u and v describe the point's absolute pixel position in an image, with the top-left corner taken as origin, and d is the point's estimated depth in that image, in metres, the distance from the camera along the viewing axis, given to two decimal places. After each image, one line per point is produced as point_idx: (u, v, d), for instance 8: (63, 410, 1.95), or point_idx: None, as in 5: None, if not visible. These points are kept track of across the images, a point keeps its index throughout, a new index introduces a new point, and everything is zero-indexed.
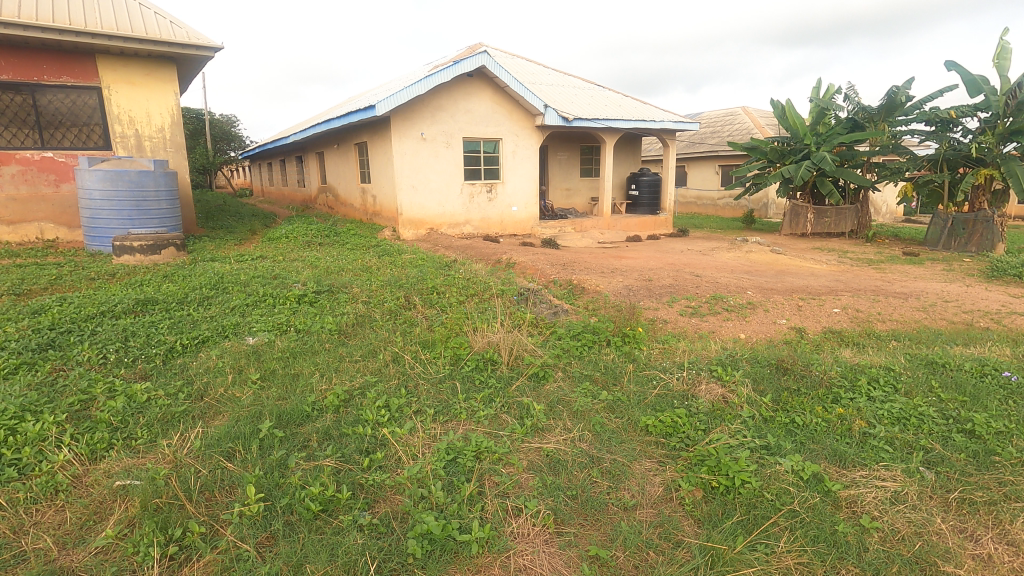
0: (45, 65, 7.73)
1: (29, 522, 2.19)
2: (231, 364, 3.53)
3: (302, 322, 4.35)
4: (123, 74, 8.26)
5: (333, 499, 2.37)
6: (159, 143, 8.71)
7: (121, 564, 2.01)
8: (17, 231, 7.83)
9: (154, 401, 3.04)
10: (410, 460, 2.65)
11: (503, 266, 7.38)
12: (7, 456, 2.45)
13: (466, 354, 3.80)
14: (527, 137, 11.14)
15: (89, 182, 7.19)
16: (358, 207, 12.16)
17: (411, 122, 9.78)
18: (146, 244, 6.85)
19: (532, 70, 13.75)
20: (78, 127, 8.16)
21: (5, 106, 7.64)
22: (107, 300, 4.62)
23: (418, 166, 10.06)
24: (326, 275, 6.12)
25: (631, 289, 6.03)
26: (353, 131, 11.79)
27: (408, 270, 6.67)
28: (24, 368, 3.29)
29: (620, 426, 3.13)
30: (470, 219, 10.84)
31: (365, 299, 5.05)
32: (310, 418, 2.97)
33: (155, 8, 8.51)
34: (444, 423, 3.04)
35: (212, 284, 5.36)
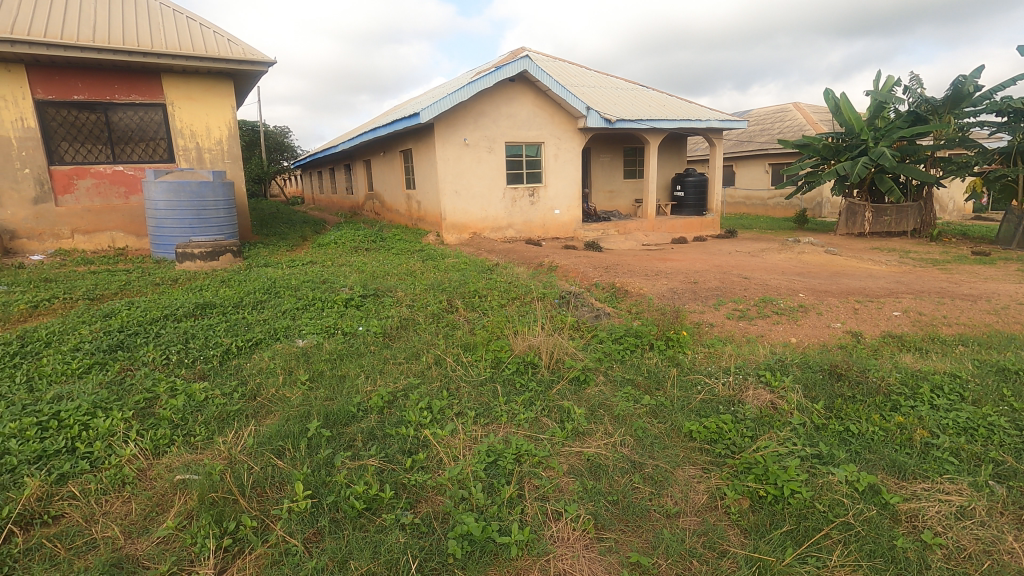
0: (116, 84, 8.28)
1: (99, 511, 2.34)
2: (282, 365, 3.68)
3: (348, 325, 4.48)
4: (184, 91, 8.74)
5: (376, 498, 2.43)
6: (217, 155, 9.16)
7: (180, 554, 2.12)
8: (92, 240, 8.38)
9: (210, 400, 3.19)
10: (451, 461, 2.69)
11: (545, 270, 7.38)
12: (81, 450, 2.64)
13: (507, 357, 3.83)
14: (569, 139, 11.10)
15: (155, 193, 7.64)
16: (404, 212, 12.42)
17: (454, 127, 9.92)
18: (206, 251, 7.18)
19: (573, 73, 13.71)
20: (145, 142, 8.68)
21: (81, 124, 8.24)
22: (170, 304, 4.89)
23: (461, 171, 10.18)
24: (372, 279, 6.28)
25: (675, 292, 5.92)
26: (398, 138, 12.05)
27: (451, 273, 6.76)
28: (98, 367, 3.53)
29: (663, 431, 3.08)
30: (513, 222, 10.88)
31: (409, 303, 5.16)
32: (355, 419, 3.05)
33: (214, 27, 8.97)
34: (485, 425, 3.07)
35: (265, 288, 5.60)
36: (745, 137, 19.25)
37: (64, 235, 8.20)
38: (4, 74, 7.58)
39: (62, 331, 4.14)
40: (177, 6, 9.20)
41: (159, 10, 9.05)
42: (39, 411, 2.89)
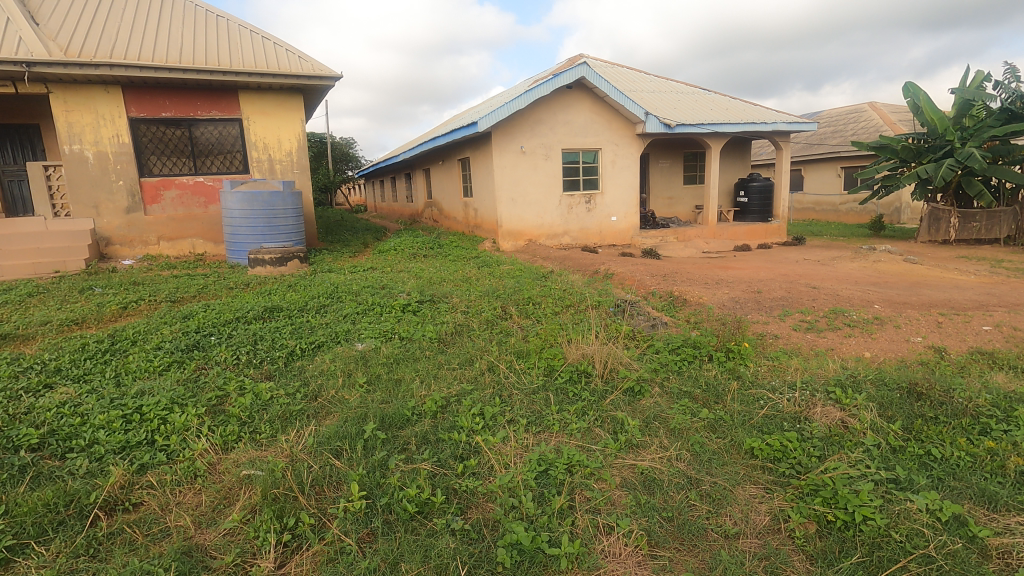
0: (198, 102, 8.90)
1: (173, 501, 2.50)
2: (342, 367, 3.80)
3: (405, 330, 4.59)
4: (259, 106, 9.27)
5: (428, 502, 2.46)
6: (287, 166, 9.64)
7: (244, 547, 2.23)
8: (175, 246, 9.03)
9: (275, 399, 3.34)
10: (502, 468, 2.69)
11: (601, 277, 7.29)
12: (159, 443, 2.82)
13: (560, 365, 3.79)
14: (627, 145, 10.95)
15: (231, 203, 8.13)
16: (461, 220, 12.63)
17: (511, 135, 10.00)
18: (275, 257, 7.57)
19: (632, 78, 13.52)
20: (223, 155, 9.26)
21: (168, 139, 8.91)
22: (241, 307, 5.17)
23: (518, 179, 10.23)
24: (429, 285, 6.41)
25: (737, 301, 5.69)
26: (456, 147, 12.28)
27: (506, 280, 6.81)
28: (176, 365, 3.77)
29: (722, 447, 2.96)
30: (568, 229, 10.82)
31: (464, 309, 5.22)
32: (409, 422, 3.11)
33: (286, 45, 9.50)
34: (537, 434, 3.05)
35: (329, 293, 5.83)
36: (815, 139, 18.33)
37: (151, 242, 8.86)
38: (103, 95, 8.31)
39: (147, 331, 4.46)
40: (253, 27, 9.81)
41: (237, 31, 9.69)
42: (124, 405, 3.13)
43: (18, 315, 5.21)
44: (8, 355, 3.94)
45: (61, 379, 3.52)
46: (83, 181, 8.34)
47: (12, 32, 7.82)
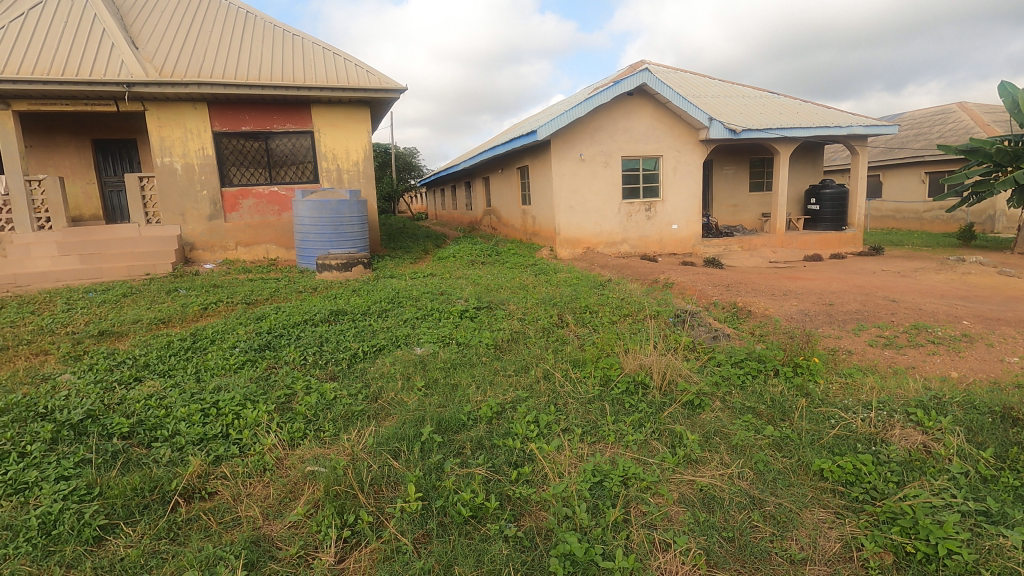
0: (274, 116, 9.44)
1: (244, 492, 2.64)
2: (402, 370, 3.91)
3: (462, 335, 4.66)
4: (329, 119, 9.73)
5: (482, 507, 2.48)
6: (354, 175, 10.05)
7: (307, 540, 2.33)
8: (251, 251, 9.60)
9: (339, 399, 3.48)
10: (556, 477, 2.68)
11: (660, 287, 7.13)
12: (233, 436, 3.00)
13: (616, 375, 3.73)
14: (689, 152, 10.69)
15: (302, 211, 8.56)
16: (519, 227, 12.71)
17: (570, 143, 9.98)
18: (341, 263, 7.90)
19: (696, 83, 13.20)
20: (296, 165, 9.78)
21: (247, 151, 9.50)
22: (309, 310, 5.43)
23: (577, 186, 10.19)
24: (487, 292, 6.49)
25: (807, 314, 5.41)
26: (516, 156, 12.39)
27: (563, 288, 6.79)
28: (249, 364, 4.00)
29: (788, 467, 2.82)
30: (627, 237, 10.66)
31: (520, 316, 5.24)
32: (465, 427, 3.15)
33: (356, 60, 9.95)
34: (592, 444, 3.02)
35: (390, 298, 6.02)
36: (896, 143, 17.20)
37: (230, 247, 9.46)
38: (191, 111, 8.98)
39: (224, 331, 4.77)
40: (326, 44, 10.33)
41: (311, 48, 10.24)
42: (203, 399, 3.35)
43: (114, 313, 5.69)
44: (105, 350, 4.32)
45: (149, 373, 3.81)
46: (171, 190, 9.03)
47: (115, 56, 8.62)
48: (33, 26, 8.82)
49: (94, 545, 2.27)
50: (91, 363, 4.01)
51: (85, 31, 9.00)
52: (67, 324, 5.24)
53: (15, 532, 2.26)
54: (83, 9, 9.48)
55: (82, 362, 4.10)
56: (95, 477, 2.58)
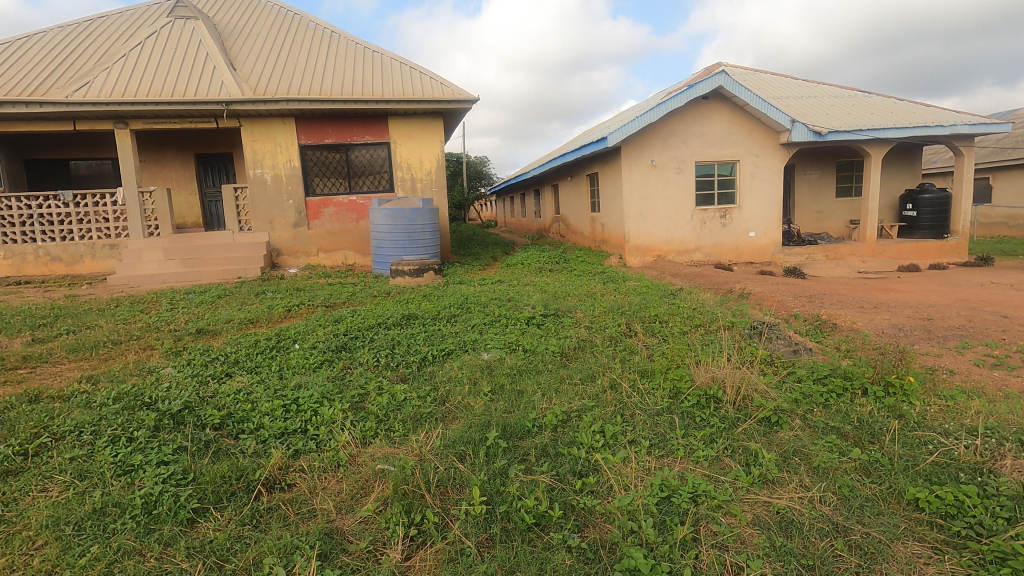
0: (354, 128, 9.94)
1: (320, 486, 2.77)
2: (469, 375, 3.98)
3: (529, 342, 4.67)
4: (405, 130, 10.11)
5: (546, 515, 2.47)
6: (427, 184, 10.37)
7: (376, 535, 2.41)
8: (331, 257, 10.12)
9: (408, 401, 3.59)
10: (622, 490, 2.63)
11: (735, 297, 6.83)
12: (311, 432, 3.17)
13: (687, 388, 3.61)
14: (769, 156, 10.21)
15: (378, 218, 8.94)
16: (588, 235, 12.61)
17: (641, 149, 9.80)
18: (413, 269, 8.16)
19: (777, 84, 12.61)
20: (373, 175, 10.23)
21: (329, 162, 10.05)
22: (383, 314, 5.65)
23: (648, 193, 9.96)
24: (554, 299, 6.49)
25: (901, 329, 4.99)
26: (585, 163, 12.32)
27: (632, 297, 6.65)
28: (327, 364, 4.22)
29: (878, 494, 2.60)
30: (701, 245, 10.29)
31: (587, 324, 5.19)
32: (530, 434, 3.15)
33: (431, 74, 10.32)
34: (660, 457, 2.93)
35: (459, 304, 6.15)
36: (1011, 142, 15.55)
37: (312, 253, 10.02)
38: (280, 125, 9.62)
39: (305, 332, 5.06)
40: (403, 59, 10.78)
41: (390, 64, 10.72)
42: (285, 395, 3.57)
43: (210, 313, 6.18)
44: (202, 347, 4.70)
45: (239, 369, 4.11)
46: (262, 200, 9.69)
47: (216, 77, 9.41)
48: (148, 53, 9.81)
49: (187, 527, 2.46)
50: (189, 358, 4.37)
51: (191, 56, 9.90)
52: (171, 322, 5.75)
53: (123, 509, 2.49)
54: (190, 37, 10.45)
55: (181, 356, 4.49)
56: (189, 464, 2.80)
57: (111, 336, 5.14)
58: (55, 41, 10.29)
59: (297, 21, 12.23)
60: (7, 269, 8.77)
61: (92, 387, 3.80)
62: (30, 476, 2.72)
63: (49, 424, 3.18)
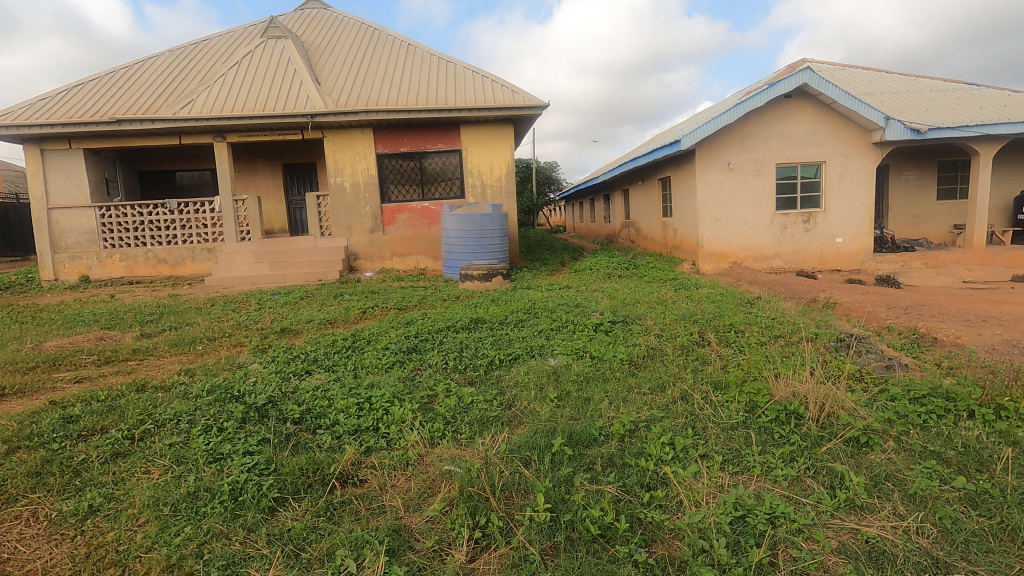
0: (428, 137, 10.25)
1: (389, 483, 2.86)
2: (536, 381, 3.97)
3: (597, 349, 4.60)
4: (476, 137, 10.32)
5: (611, 527, 2.42)
6: (497, 190, 10.51)
7: (442, 535, 2.45)
8: (404, 261, 10.45)
9: (475, 404, 3.63)
10: (692, 506, 2.53)
11: (820, 306, 6.41)
12: (382, 430, 3.28)
13: (765, 402, 3.41)
14: (859, 156, 9.54)
15: (449, 224, 9.15)
16: (659, 240, 12.28)
17: (718, 152, 9.43)
18: (482, 273, 8.29)
19: (869, 79, 11.77)
20: (445, 182, 10.50)
21: (404, 170, 10.42)
22: (452, 317, 5.77)
23: (724, 197, 9.56)
24: (623, 306, 6.37)
25: (1016, 346, 4.48)
26: (657, 166, 12.02)
27: (705, 305, 6.41)
28: (398, 364, 4.36)
29: (986, 529, 2.35)
30: (781, 251, 9.75)
31: (657, 332, 5.05)
32: (596, 443, 3.10)
33: (503, 81, 10.47)
34: (734, 474, 2.80)
35: (527, 309, 6.17)
36: None
37: (387, 257, 10.39)
38: (359, 136, 10.09)
39: (378, 333, 5.25)
40: (476, 67, 11.01)
41: (462, 73, 11.00)
42: (359, 394, 3.72)
43: (293, 313, 6.58)
44: (285, 345, 4.98)
45: (317, 367, 4.33)
46: (341, 207, 10.19)
47: (302, 92, 10.03)
48: (243, 72, 10.61)
49: (269, 514, 2.61)
50: (274, 355, 4.66)
51: (281, 73, 10.61)
52: (258, 321, 6.15)
53: (213, 494, 2.69)
54: (280, 55, 11.21)
55: (267, 354, 4.79)
56: (271, 455, 2.98)
57: (206, 333, 5.58)
58: (166, 64, 11.35)
59: (376, 35, 12.81)
60: (121, 270, 9.75)
61: (189, 379, 4.14)
62: (135, 458, 3.00)
63: (153, 412, 3.49)
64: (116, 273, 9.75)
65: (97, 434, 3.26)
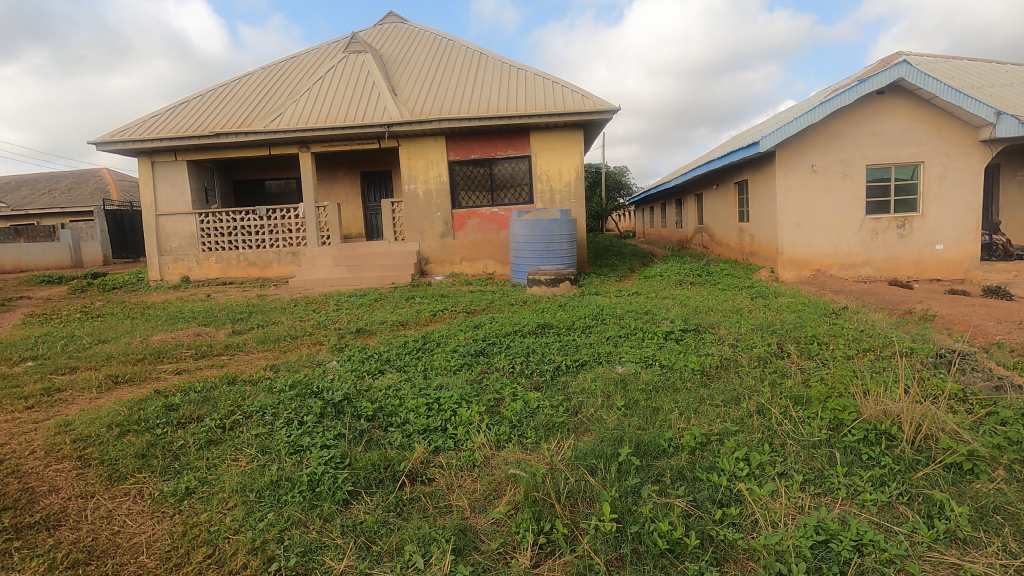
0: (498, 143, 10.40)
1: (456, 483, 2.91)
2: (602, 388, 3.91)
3: (667, 358, 4.48)
4: (546, 143, 10.35)
5: (681, 542, 2.34)
6: (566, 196, 10.49)
7: (507, 538, 2.46)
8: (473, 265, 10.64)
9: (541, 409, 3.63)
10: (769, 527, 2.40)
11: (915, 319, 5.91)
12: (449, 431, 3.35)
13: (851, 421, 3.18)
14: (964, 155, 8.73)
15: (518, 229, 9.23)
16: (735, 246, 11.77)
17: (801, 153, 8.92)
18: (550, 279, 8.30)
19: (977, 70, 10.74)
20: (514, 188, 10.61)
21: (474, 176, 10.62)
22: (519, 322, 5.81)
23: (807, 201, 9.03)
24: (695, 314, 6.16)
25: None
26: (734, 170, 11.54)
27: (785, 315, 6.08)
28: (466, 367, 4.44)
29: None
30: (871, 259, 9.07)
31: (732, 342, 4.84)
32: (665, 454, 3.02)
33: (573, 86, 10.46)
34: (816, 496, 2.63)
35: (594, 315, 6.11)
36: None
37: (456, 261, 10.62)
38: (432, 144, 10.40)
39: (447, 336, 5.37)
40: (547, 74, 11.07)
41: (533, 80, 11.09)
42: (428, 394, 3.83)
43: (368, 314, 6.88)
44: (360, 345, 5.21)
45: (389, 367, 4.49)
46: (414, 212, 10.53)
47: (380, 103, 10.49)
48: (327, 86, 11.24)
49: (343, 506, 2.73)
50: (350, 354, 4.89)
51: (361, 86, 11.15)
52: (336, 321, 6.47)
53: (293, 484, 2.85)
54: (361, 69, 11.78)
55: (344, 352, 5.03)
56: (346, 450, 3.12)
57: (290, 332, 5.93)
58: (258, 81, 12.22)
59: (450, 46, 13.18)
60: (217, 272, 10.59)
61: (273, 374, 4.43)
62: (226, 446, 3.23)
63: (241, 404, 3.76)
64: (212, 274, 10.60)
65: (193, 422, 3.55)
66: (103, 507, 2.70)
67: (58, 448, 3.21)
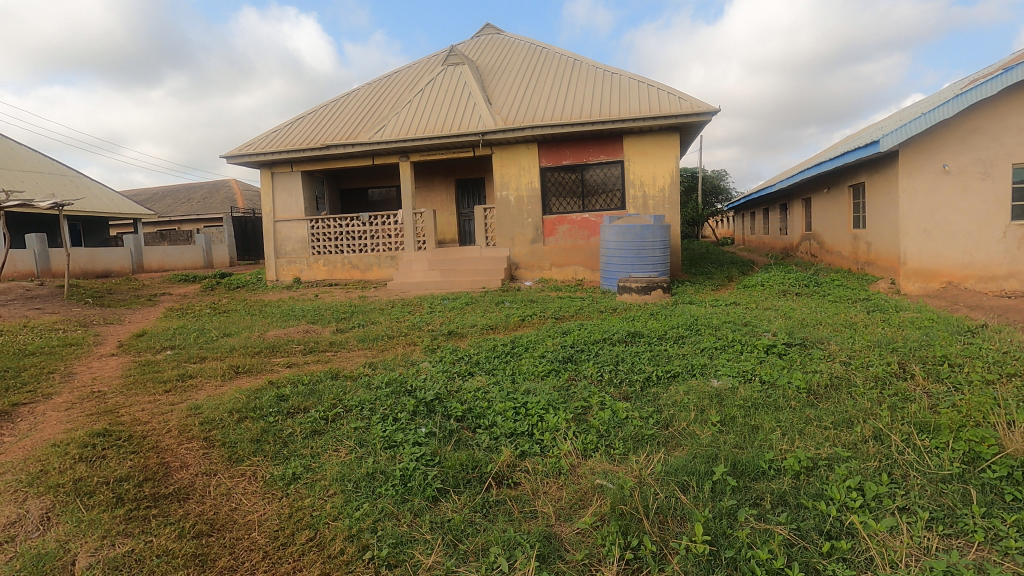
0: (591, 149, 10.33)
1: (541, 489, 2.90)
2: (696, 402, 3.73)
3: (768, 373, 4.19)
4: (640, 147, 10.13)
5: (781, 573, 2.17)
6: (660, 201, 10.20)
7: (592, 550, 2.41)
8: (563, 271, 10.61)
9: (630, 420, 3.54)
10: (887, 567, 2.17)
11: None
12: (537, 436, 3.35)
13: (992, 455, 2.78)
14: None
15: (609, 235, 9.08)
16: (848, 255, 10.80)
17: (930, 152, 8.02)
18: (641, 286, 8.08)
19: None
20: (606, 194, 10.49)
21: (564, 182, 10.62)
22: (608, 330, 5.71)
23: (937, 205, 8.09)
24: (801, 327, 5.72)
25: None
26: (848, 171, 10.61)
27: (908, 331, 5.48)
28: (554, 373, 4.43)
29: None
30: (1017, 271, 7.96)
31: (844, 359, 4.44)
32: (765, 476, 2.82)
33: (670, 88, 10.17)
34: (945, 537, 2.34)
35: (688, 325, 5.85)
36: None
37: (546, 267, 10.65)
38: (525, 151, 10.53)
39: (536, 341, 5.40)
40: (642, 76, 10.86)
41: (627, 83, 10.91)
42: (516, 399, 3.86)
43: (460, 317, 7.09)
44: (451, 346, 5.38)
45: (478, 369, 4.59)
46: (506, 218, 10.70)
47: (476, 112, 10.82)
48: (427, 98, 11.78)
49: (433, 503, 2.82)
50: (442, 355, 5.06)
51: (458, 96, 11.56)
52: (429, 323, 6.73)
53: (387, 477, 2.99)
54: (458, 81, 12.21)
55: (436, 354, 5.20)
56: (436, 448, 3.22)
57: (387, 332, 6.25)
58: (364, 96, 13.05)
59: (544, 54, 13.33)
60: (324, 273, 11.41)
61: (371, 371, 4.69)
62: (328, 436, 3.46)
63: (342, 398, 4.01)
64: (320, 276, 11.44)
65: (301, 412, 3.84)
66: (224, 485, 2.98)
67: (188, 429, 3.60)
